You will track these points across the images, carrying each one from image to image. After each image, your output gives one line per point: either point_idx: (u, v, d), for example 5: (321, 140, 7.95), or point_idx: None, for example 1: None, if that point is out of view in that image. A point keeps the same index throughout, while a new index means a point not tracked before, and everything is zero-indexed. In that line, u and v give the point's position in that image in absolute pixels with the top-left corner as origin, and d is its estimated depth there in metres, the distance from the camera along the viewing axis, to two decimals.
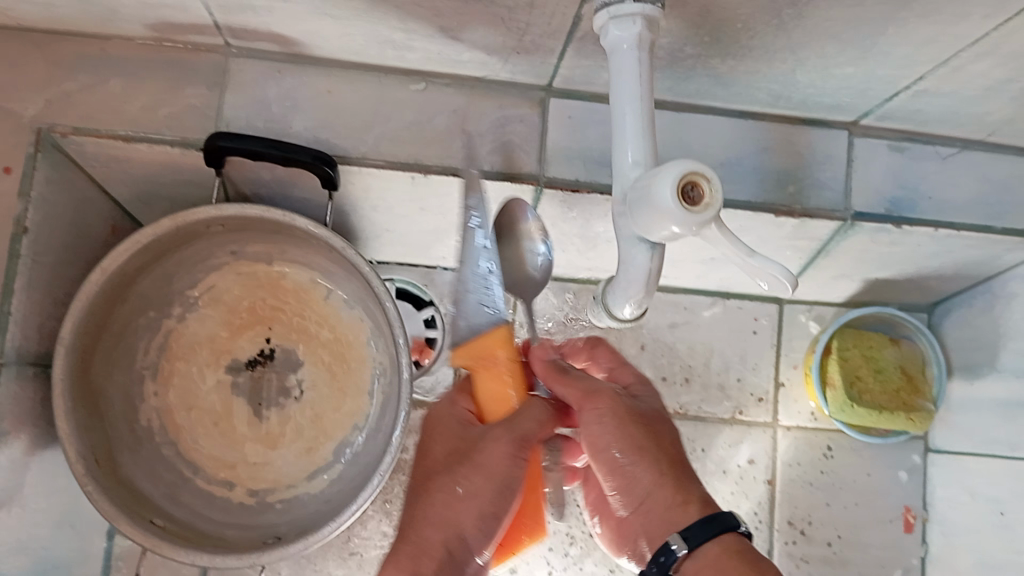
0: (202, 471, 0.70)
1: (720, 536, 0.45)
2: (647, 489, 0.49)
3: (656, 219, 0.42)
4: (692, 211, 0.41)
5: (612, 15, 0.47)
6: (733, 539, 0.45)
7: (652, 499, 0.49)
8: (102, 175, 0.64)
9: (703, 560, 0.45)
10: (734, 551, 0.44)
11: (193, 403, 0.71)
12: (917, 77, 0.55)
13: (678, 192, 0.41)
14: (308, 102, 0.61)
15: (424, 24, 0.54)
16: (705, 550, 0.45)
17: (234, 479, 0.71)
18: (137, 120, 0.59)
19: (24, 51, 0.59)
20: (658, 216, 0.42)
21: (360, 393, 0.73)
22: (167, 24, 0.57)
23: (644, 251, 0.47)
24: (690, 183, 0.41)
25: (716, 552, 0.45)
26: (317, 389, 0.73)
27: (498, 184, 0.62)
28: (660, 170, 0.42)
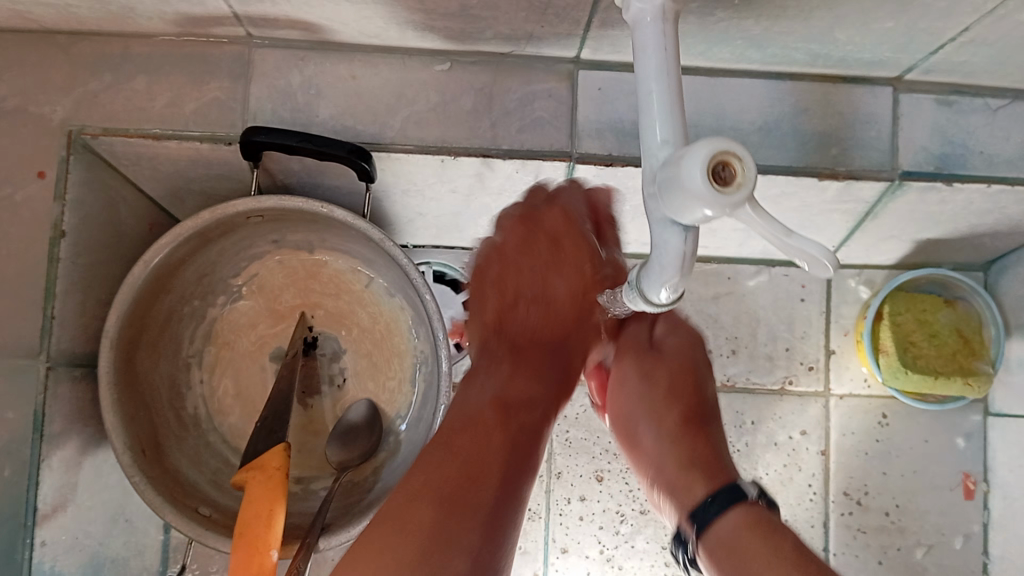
0: (835, 501, 0.77)
1: (727, 511, 0.50)
2: (697, 463, 0.55)
3: (685, 201, 0.35)
4: (721, 192, 0.34)
5: (556, 42, 0.56)
6: (744, 512, 0.50)
7: (674, 471, 0.55)
8: (452, 138, 0.59)
9: (722, 527, 0.50)
10: (749, 521, 0.49)
11: (793, 438, 0.77)
12: (734, 20, 0.51)
13: (707, 173, 0.34)
14: (538, 125, 0.59)
15: (441, 127, 0.59)
16: (718, 524, 0.50)
17: (787, 485, 0.76)
18: (473, 138, 0.59)
19: (430, 120, 0.59)
20: (684, 196, 0.35)
21: (838, 472, 0.77)
22: (427, 122, 0.59)
23: (677, 234, 0.38)
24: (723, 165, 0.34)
25: (729, 526, 0.50)
26: (855, 407, 0.78)
27: (738, 122, 0.58)
28: (688, 150, 0.35)
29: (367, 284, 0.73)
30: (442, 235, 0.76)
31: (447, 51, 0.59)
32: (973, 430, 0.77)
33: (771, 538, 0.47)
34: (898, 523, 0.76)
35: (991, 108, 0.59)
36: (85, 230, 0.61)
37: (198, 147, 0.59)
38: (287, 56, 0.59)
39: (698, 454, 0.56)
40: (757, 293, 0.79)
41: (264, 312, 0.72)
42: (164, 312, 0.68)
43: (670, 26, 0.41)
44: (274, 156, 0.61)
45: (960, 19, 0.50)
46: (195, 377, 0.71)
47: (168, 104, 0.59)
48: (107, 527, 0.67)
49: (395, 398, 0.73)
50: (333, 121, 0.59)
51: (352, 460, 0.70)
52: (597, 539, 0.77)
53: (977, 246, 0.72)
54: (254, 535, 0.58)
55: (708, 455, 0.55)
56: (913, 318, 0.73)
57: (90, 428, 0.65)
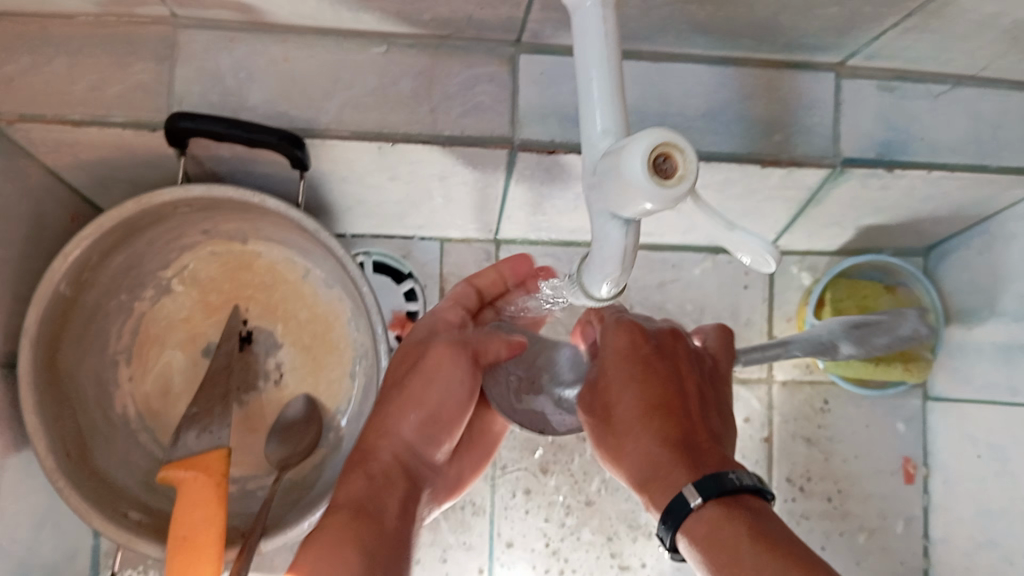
0: (779, 488, 0.77)
1: (700, 510, 0.43)
2: (648, 461, 0.47)
3: (627, 195, 0.34)
4: (662, 185, 0.32)
5: (496, 25, 0.55)
6: (714, 514, 0.42)
7: (648, 473, 0.47)
8: (390, 123, 0.57)
9: (692, 532, 0.42)
10: (718, 518, 0.42)
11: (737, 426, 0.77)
12: (679, 5, 0.50)
13: (646, 163, 0.32)
14: (478, 111, 0.57)
15: (378, 114, 0.57)
16: (690, 524, 0.43)
17: None
18: (410, 125, 0.57)
19: (366, 106, 0.57)
20: (626, 189, 0.33)
21: (781, 458, 0.77)
22: (362, 107, 0.57)
23: (617, 226, 0.36)
24: (663, 156, 0.33)
25: (704, 528, 0.42)
26: (799, 393, 0.78)
27: (683, 108, 0.57)
28: (629, 141, 0.33)
29: (303, 274, 0.71)
30: (383, 225, 0.74)
31: (384, 32, 0.56)
32: (914, 415, 0.79)
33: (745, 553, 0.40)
34: (839, 507, 0.77)
35: (932, 94, 0.59)
36: (1, 221, 0.58)
37: (121, 133, 0.56)
38: (214, 38, 0.56)
39: (666, 428, 0.47)
40: (702, 280, 0.78)
41: (195, 305, 0.70)
42: (89, 307, 0.64)
43: (611, 9, 0.38)
44: (201, 143, 0.58)
45: (902, 5, 0.50)
46: (122, 374, 0.68)
47: (88, 87, 0.56)
48: (31, 534, 0.64)
49: (334, 393, 0.71)
50: (265, 106, 0.57)
51: (294, 456, 0.67)
52: (542, 532, 0.77)
53: (917, 232, 0.73)
54: (194, 544, 0.56)
55: (704, 437, 0.47)
56: (855, 304, 0.74)
57: (10, 430, 0.61)
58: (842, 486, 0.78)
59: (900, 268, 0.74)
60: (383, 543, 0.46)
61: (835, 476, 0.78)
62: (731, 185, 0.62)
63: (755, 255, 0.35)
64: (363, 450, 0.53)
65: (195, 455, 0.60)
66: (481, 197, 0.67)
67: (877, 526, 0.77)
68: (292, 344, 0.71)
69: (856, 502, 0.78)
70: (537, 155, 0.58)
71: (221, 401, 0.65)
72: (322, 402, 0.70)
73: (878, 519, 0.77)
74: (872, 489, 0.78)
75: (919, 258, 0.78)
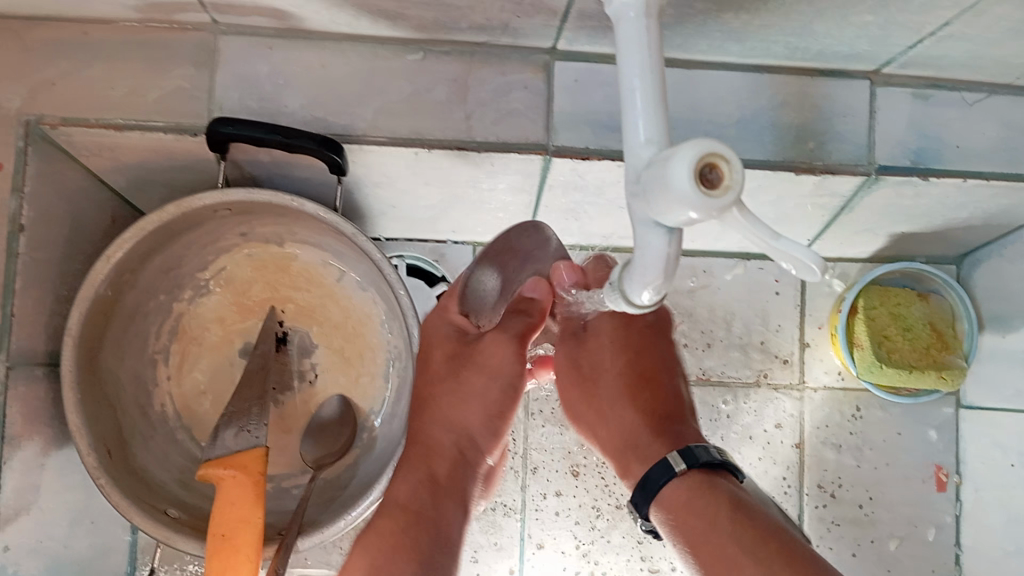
0: (809, 493, 0.77)
1: (676, 481, 0.47)
2: (633, 432, 0.52)
3: (670, 204, 0.34)
4: (709, 196, 0.33)
5: (532, 33, 0.55)
6: (693, 485, 0.46)
7: (625, 445, 0.52)
8: (425, 130, 0.58)
9: (671, 509, 0.46)
10: (693, 489, 0.46)
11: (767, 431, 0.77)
12: (714, 13, 0.50)
13: (693, 174, 0.33)
14: (512, 117, 0.58)
15: (414, 121, 0.58)
16: (669, 497, 0.47)
17: (763, 479, 0.76)
18: (445, 131, 0.58)
19: (402, 112, 0.58)
20: (670, 199, 0.34)
21: (812, 463, 0.77)
22: (398, 113, 0.58)
23: (661, 233, 0.37)
24: (708, 165, 0.33)
25: (682, 505, 0.46)
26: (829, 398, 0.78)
27: (716, 115, 0.57)
28: (675, 152, 0.34)
29: (340, 279, 0.72)
30: (416, 229, 0.75)
31: (420, 40, 0.57)
32: (944, 422, 0.78)
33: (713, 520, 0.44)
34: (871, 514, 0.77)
35: (966, 102, 0.59)
36: (44, 223, 0.59)
37: (161, 137, 0.57)
38: (254, 45, 0.57)
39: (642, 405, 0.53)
40: (733, 285, 0.79)
41: (231, 306, 0.71)
42: (128, 307, 0.65)
43: (653, 22, 0.40)
44: (241, 148, 0.59)
45: (940, 14, 0.50)
46: (160, 373, 0.69)
47: (131, 92, 0.57)
48: (69, 530, 0.65)
49: (368, 394, 0.72)
50: (303, 112, 0.58)
51: (330, 455, 0.69)
52: (573, 534, 0.77)
53: (950, 239, 0.72)
54: (232, 543, 0.57)
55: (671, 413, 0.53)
56: (887, 312, 0.74)
57: (51, 427, 0.63)
58: (874, 492, 0.77)
59: (933, 274, 0.74)
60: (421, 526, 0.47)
61: (866, 483, 0.77)
62: (764, 193, 0.62)
63: (797, 265, 0.35)
64: (420, 443, 0.52)
65: (232, 454, 0.61)
66: (513, 202, 0.67)
67: (909, 533, 0.77)
68: (328, 347, 0.72)
69: (887, 509, 0.77)
70: (570, 161, 0.58)
71: (258, 400, 0.66)
72: (356, 403, 0.71)
73: (909, 526, 0.77)
74: (904, 496, 0.77)
75: (952, 266, 0.78)
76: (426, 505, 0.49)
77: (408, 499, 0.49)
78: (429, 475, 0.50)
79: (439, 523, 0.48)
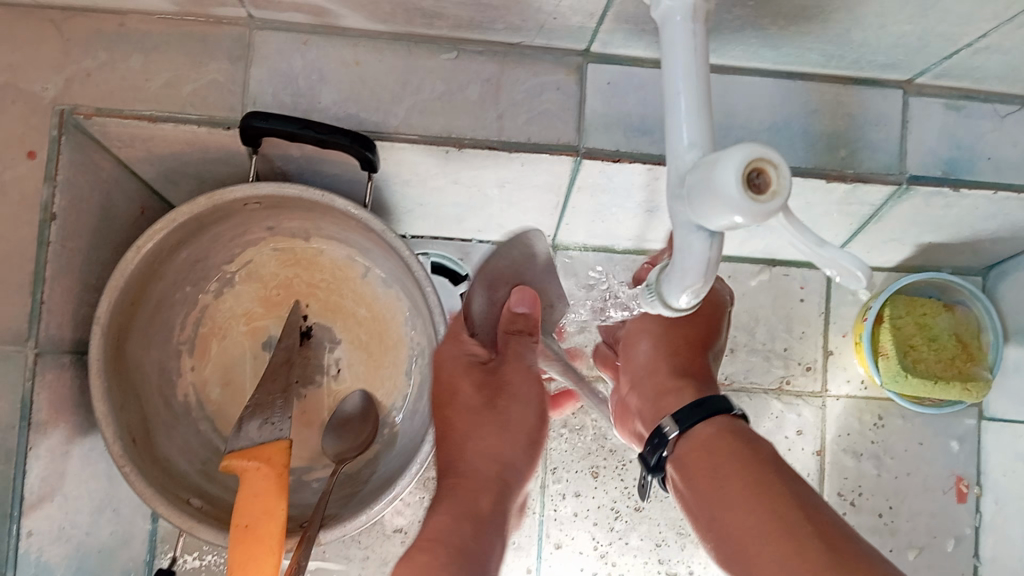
0: (828, 501, 0.77)
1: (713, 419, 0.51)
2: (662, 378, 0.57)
3: (716, 208, 0.34)
4: (756, 201, 0.32)
5: (568, 34, 0.55)
6: (720, 427, 0.50)
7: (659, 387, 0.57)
8: (457, 129, 0.58)
9: (693, 442, 0.51)
10: (725, 432, 0.50)
11: (787, 437, 0.77)
12: (752, 19, 0.50)
13: (741, 178, 0.32)
14: (544, 117, 0.58)
15: (447, 119, 0.58)
16: (694, 431, 0.51)
17: None
18: (477, 130, 0.58)
19: (435, 110, 0.58)
20: (716, 203, 0.34)
21: (832, 471, 0.77)
22: (432, 111, 0.58)
23: (703, 237, 0.37)
24: (755, 170, 0.33)
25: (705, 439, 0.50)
26: (850, 407, 0.78)
27: (749, 121, 0.57)
28: (723, 155, 0.34)
29: (366, 273, 0.72)
30: (441, 227, 0.75)
31: (454, 39, 0.57)
32: (966, 433, 0.78)
33: (734, 455, 0.47)
34: (890, 523, 0.77)
35: (1000, 114, 0.59)
36: (76, 213, 0.59)
37: (195, 130, 0.57)
38: (288, 40, 0.57)
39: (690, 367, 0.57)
40: (756, 291, 0.78)
41: (256, 299, 0.71)
42: (155, 298, 0.66)
43: (700, 25, 0.39)
44: (273, 142, 0.59)
45: (979, 25, 0.49)
46: (184, 365, 0.69)
47: (165, 84, 0.57)
48: (92, 518, 0.65)
49: (390, 388, 0.72)
50: (336, 108, 0.58)
51: (351, 450, 0.69)
52: (591, 535, 0.77)
53: (976, 251, 0.72)
54: (256, 535, 0.57)
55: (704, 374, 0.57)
56: (912, 321, 0.74)
57: (77, 416, 0.63)
58: (893, 502, 0.77)
59: (959, 284, 0.74)
60: (452, 551, 0.42)
61: (886, 492, 0.77)
62: (794, 200, 0.62)
63: (841, 272, 0.34)
64: (458, 473, 0.48)
65: (256, 447, 0.61)
66: (541, 202, 0.67)
67: (928, 544, 0.77)
68: (352, 342, 0.72)
69: (906, 518, 0.77)
70: (602, 163, 0.58)
71: (282, 393, 0.66)
72: (378, 399, 0.71)
73: (928, 536, 0.77)
74: (924, 506, 0.77)
75: (977, 277, 0.78)
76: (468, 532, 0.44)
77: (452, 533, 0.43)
78: (471, 503, 0.46)
79: (480, 556, 0.43)
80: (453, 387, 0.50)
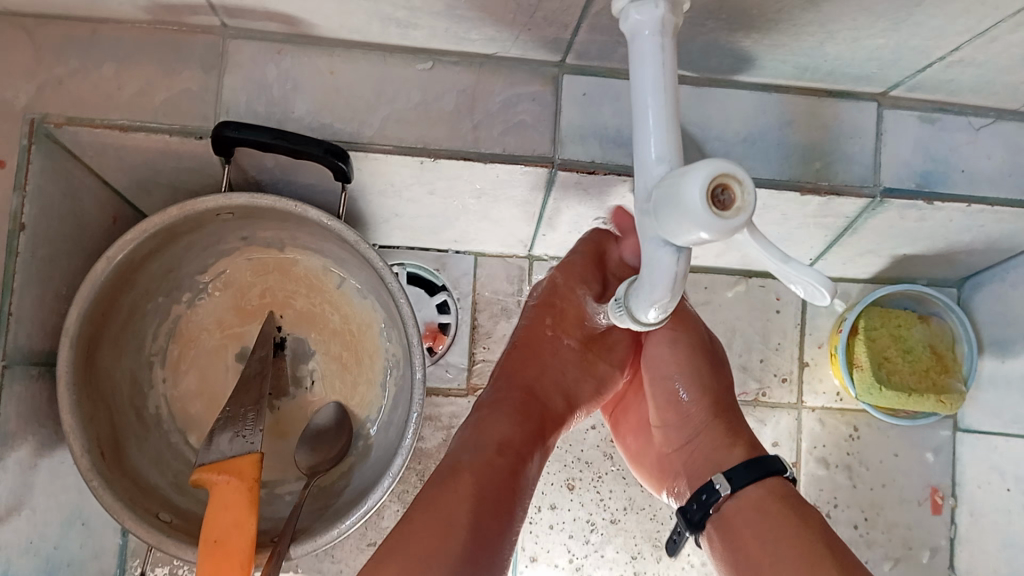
0: None
1: (761, 480, 0.54)
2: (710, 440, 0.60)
3: (682, 224, 0.34)
4: (720, 217, 0.32)
5: (544, 44, 0.55)
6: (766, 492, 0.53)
7: (711, 440, 0.60)
8: (431, 140, 0.57)
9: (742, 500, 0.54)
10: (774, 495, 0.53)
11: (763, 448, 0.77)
12: (725, 33, 0.50)
13: (704, 195, 0.32)
14: (520, 126, 0.58)
15: (419, 129, 0.57)
16: (743, 494, 0.54)
17: None
18: (450, 140, 0.57)
19: (410, 121, 0.57)
20: (682, 219, 0.34)
21: (807, 479, 0.77)
22: (407, 121, 0.57)
23: (671, 252, 0.37)
24: (720, 186, 0.33)
25: (754, 498, 0.53)
26: (826, 418, 0.78)
27: (726, 133, 0.57)
28: (688, 169, 0.34)
29: (343, 283, 0.71)
30: (419, 237, 0.75)
31: (429, 50, 0.57)
32: (942, 446, 0.78)
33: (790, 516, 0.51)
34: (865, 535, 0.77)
35: (974, 127, 0.59)
36: (45, 223, 0.59)
37: (167, 139, 0.57)
38: (262, 49, 0.57)
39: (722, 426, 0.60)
40: (734, 302, 0.79)
41: (229, 309, 0.71)
42: (126, 309, 0.65)
43: (669, 39, 0.39)
44: (246, 152, 0.59)
45: (951, 39, 0.50)
46: (156, 375, 0.69)
47: (137, 93, 0.56)
48: (62, 531, 0.65)
49: (364, 401, 0.71)
50: (310, 118, 0.57)
51: (322, 463, 0.68)
52: (567, 548, 0.77)
53: (951, 262, 0.72)
54: (227, 548, 0.57)
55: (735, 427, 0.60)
56: (887, 333, 0.74)
57: (47, 428, 0.62)
58: (867, 514, 0.77)
59: (934, 296, 0.74)
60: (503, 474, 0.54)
61: (861, 504, 0.77)
62: (770, 211, 0.62)
63: (807, 287, 0.34)
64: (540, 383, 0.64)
65: (229, 458, 0.60)
66: (517, 213, 0.67)
67: (904, 555, 0.77)
68: (328, 353, 0.72)
69: (882, 531, 0.77)
70: (577, 175, 0.58)
71: (254, 405, 0.65)
72: (353, 412, 0.71)
73: (905, 547, 0.77)
74: (899, 518, 0.77)
75: (953, 289, 0.78)
76: (501, 497, 0.53)
77: (490, 480, 0.54)
78: (522, 445, 0.57)
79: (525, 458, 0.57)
80: (552, 369, 0.65)
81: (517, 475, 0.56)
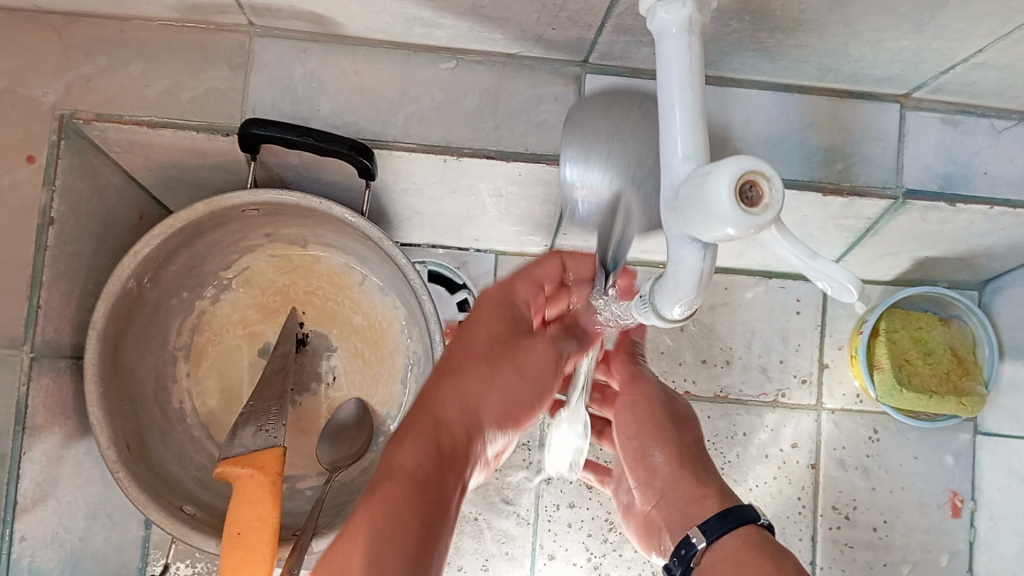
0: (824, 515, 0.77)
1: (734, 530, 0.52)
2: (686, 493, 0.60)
3: (708, 222, 0.34)
4: (747, 215, 0.32)
5: (568, 44, 0.55)
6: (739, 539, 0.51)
7: (686, 495, 0.60)
8: (454, 139, 0.58)
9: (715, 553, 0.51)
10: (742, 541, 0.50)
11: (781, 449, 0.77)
12: (748, 34, 0.51)
13: (733, 193, 0.32)
14: (542, 126, 0.58)
15: (443, 128, 0.58)
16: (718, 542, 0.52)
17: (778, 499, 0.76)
18: (473, 139, 0.58)
19: (433, 120, 0.58)
20: (709, 217, 0.34)
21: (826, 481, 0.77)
22: (430, 120, 0.58)
23: (696, 250, 0.37)
24: (748, 183, 0.33)
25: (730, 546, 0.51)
26: (845, 420, 0.78)
27: (748, 134, 0.57)
28: (716, 168, 0.34)
29: (364, 281, 0.72)
30: (440, 236, 0.76)
31: (453, 49, 0.57)
32: (962, 449, 0.78)
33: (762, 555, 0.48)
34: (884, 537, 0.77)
35: (996, 129, 0.59)
36: (74, 218, 0.59)
37: (194, 136, 0.58)
38: (287, 48, 0.57)
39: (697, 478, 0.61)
40: (753, 304, 0.79)
41: (252, 305, 0.71)
42: (150, 304, 0.66)
43: (696, 37, 0.39)
44: (271, 149, 0.60)
45: (973, 41, 0.50)
46: (180, 370, 0.70)
47: (164, 90, 0.57)
48: (86, 523, 0.65)
49: (385, 398, 0.71)
50: (334, 116, 0.58)
51: (345, 459, 0.69)
52: (585, 546, 0.77)
53: (972, 265, 0.72)
54: (249, 541, 0.57)
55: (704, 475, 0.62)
56: (907, 335, 0.74)
57: (72, 421, 0.63)
58: (887, 516, 0.77)
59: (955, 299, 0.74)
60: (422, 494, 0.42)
61: (880, 506, 0.77)
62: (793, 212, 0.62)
63: (834, 286, 0.34)
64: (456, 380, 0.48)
65: (251, 452, 0.61)
66: (538, 212, 0.67)
67: (922, 558, 0.77)
68: (349, 350, 0.72)
69: (901, 534, 0.77)
70: None
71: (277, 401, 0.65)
72: (373, 410, 0.71)
73: (923, 550, 0.77)
74: (919, 521, 0.77)
75: (973, 292, 0.78)
76: (404, 528, 0.41)
77: (432, 490, 0.43)
78: (436, 474, 0.44)
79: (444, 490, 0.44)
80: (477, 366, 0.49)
81: (438, 526, 0.42)
